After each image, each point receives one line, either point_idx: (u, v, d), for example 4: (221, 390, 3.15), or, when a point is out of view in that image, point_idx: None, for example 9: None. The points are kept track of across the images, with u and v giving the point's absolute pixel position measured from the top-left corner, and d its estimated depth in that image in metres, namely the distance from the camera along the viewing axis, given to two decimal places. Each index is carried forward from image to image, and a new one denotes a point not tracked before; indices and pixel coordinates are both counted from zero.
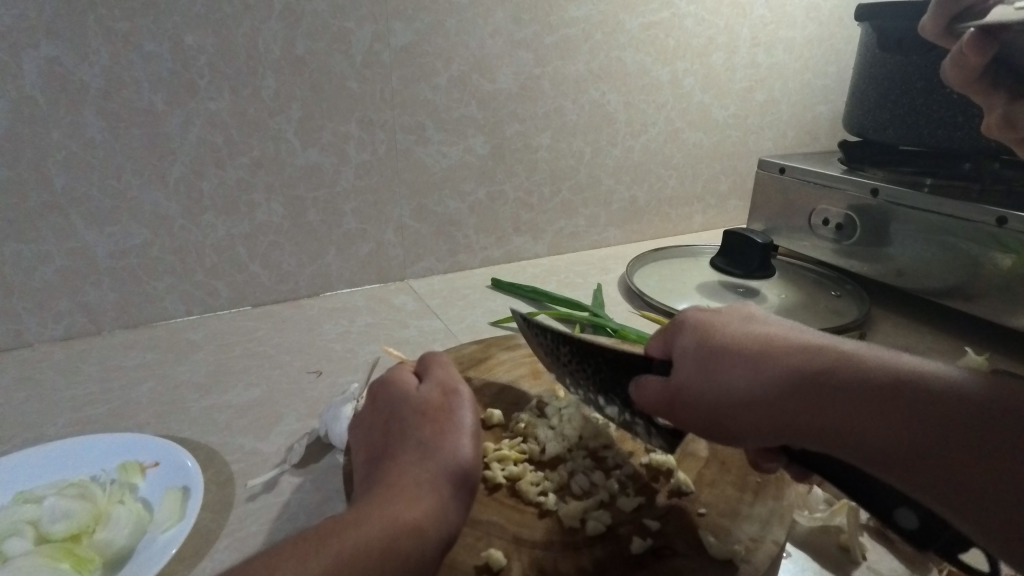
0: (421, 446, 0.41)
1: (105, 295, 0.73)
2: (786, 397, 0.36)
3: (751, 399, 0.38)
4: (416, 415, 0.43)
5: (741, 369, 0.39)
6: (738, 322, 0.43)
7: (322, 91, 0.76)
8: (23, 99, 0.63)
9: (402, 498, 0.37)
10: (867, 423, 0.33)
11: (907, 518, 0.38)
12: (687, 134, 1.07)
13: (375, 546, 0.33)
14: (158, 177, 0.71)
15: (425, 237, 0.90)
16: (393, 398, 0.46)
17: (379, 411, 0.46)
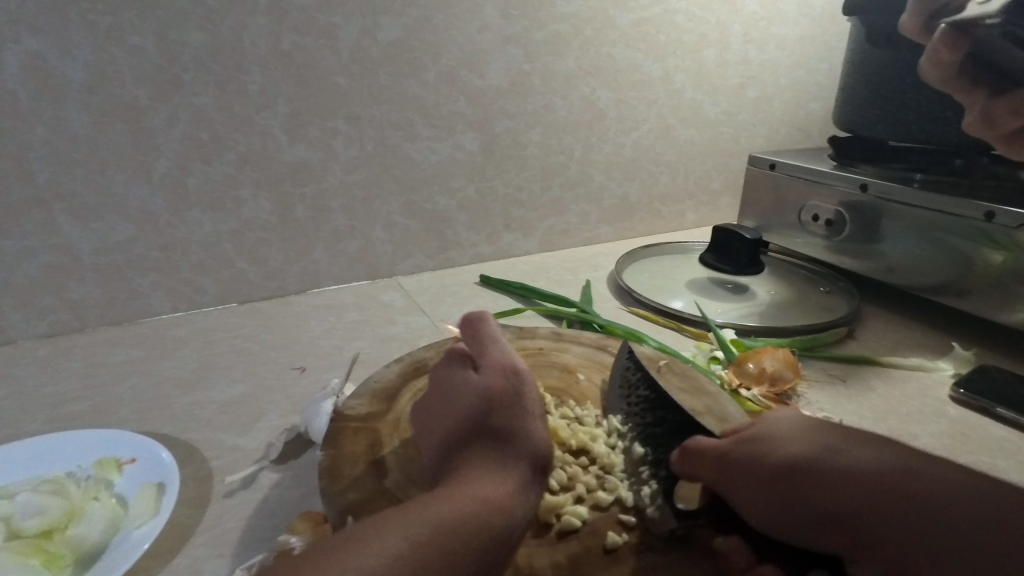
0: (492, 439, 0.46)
1: (89, 292, 0.72)
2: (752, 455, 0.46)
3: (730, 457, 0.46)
4: (488, 402, 0.47)
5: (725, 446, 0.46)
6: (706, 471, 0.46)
7: (308, 86, 0.75)
8: (5, 94, 0.62)
9: (485, 484, 0.43)
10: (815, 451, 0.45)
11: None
12: (679, 130, 1.06)
13: (477, 525, 0.39)
14: (143, 173, 0.70)
15: (414, 233, 0.89)
16: (457, 386, 0.48)
17: (439, 394, 0.48)
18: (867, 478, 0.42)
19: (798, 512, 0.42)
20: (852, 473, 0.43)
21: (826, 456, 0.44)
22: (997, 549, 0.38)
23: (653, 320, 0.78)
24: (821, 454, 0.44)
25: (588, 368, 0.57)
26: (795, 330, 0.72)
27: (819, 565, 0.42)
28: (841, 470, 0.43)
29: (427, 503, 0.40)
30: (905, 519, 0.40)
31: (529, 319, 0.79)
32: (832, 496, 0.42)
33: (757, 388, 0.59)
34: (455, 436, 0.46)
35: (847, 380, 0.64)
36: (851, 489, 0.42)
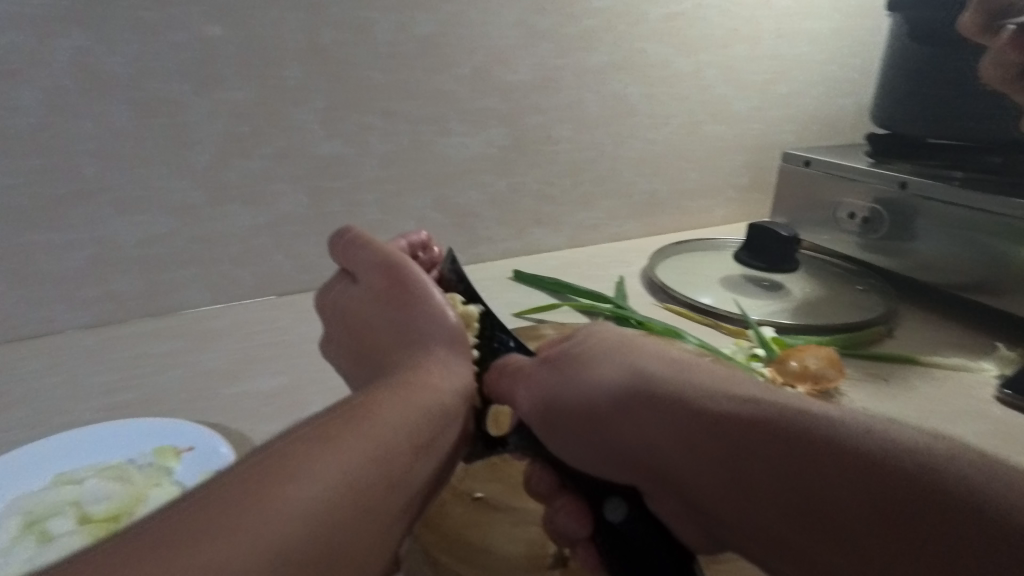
0: (399, 322, 0.54)
1: (132, 283, 0.73)
2: (564, 382, 0.48)
3: (547, 384, 0.49)
4: (370, 297, 0.57)
5: (546, 372, 0.49)
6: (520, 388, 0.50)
7: (345, 81, 0.75)
8: (55, 88, 0.63)
9: (407, 389, 0.45)
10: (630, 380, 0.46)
11: (614, 512, 0.45)
12: (708, 126, 1.06)
13: (410, 419, 0.42)
14: (185, 167, 0.71)
15: (447, 228, 0.90)
16: (343, 303, 0.59)
17: (343, 318, 0.58)
18: (654, 406, 0.44)
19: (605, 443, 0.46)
20: (667, 425, 0.43)
21: (637, 406, 0.45)
22: (811, 497, 0.37)
23: (687, 317, 0.77)
24: (643, 402, 0.44)
25: None
26: (832, 328, 0.72)
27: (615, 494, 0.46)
28: (659, 421, 0.43)
29: (359, 412, 0.41)
30: (717, 470, 0.40)
31: (564, 314, 0.79)
32: (637, 431, 0.44)
33: (801, 386, 0.58)
34: (380, 339, 0.55)
35: (888, 380, 0.64)
36: (656, 425, 0.43)
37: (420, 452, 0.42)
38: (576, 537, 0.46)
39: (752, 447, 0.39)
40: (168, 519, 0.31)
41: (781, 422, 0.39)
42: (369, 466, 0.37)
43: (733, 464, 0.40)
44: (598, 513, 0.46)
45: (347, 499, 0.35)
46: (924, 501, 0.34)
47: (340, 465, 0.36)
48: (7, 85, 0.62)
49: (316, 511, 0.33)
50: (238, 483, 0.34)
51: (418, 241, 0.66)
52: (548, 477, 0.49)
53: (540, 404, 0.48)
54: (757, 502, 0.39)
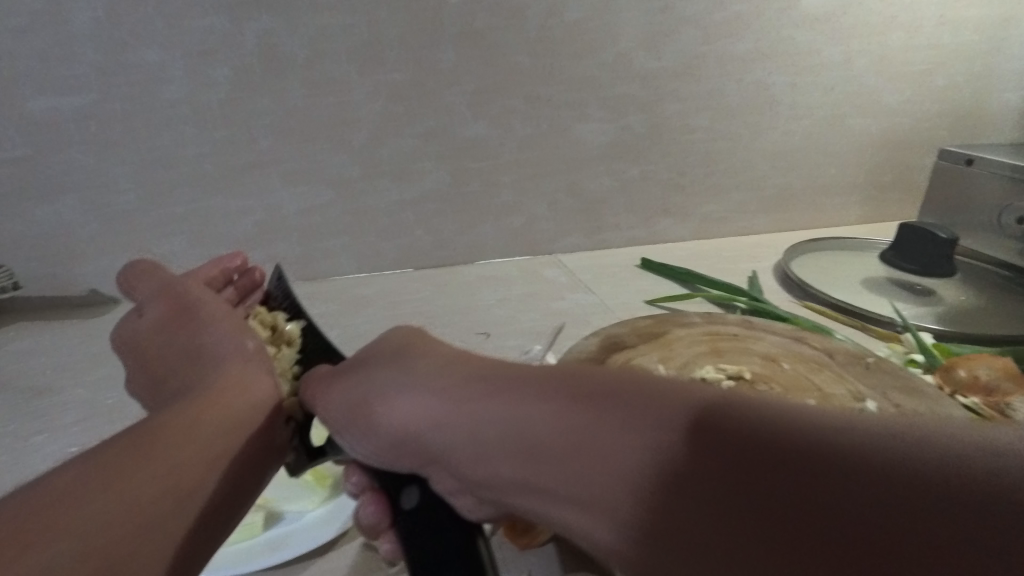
0: (221, 343, 0.52)
1: (291, 249, 0.80)
2: (465, 383, 0.42)
3: (423, 388, 0.43)
4: (166, 320, 0.57)
5: (404, 377, 0.45)
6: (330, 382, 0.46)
7: (494, 64, 0.78)
8: (243, 67, 0.70)
9: (236, 389, 0.46)
10: (480, 385, 0.41)
11: (409, 498, 0.42)
12: (852, 119, 1.00)
13: (217, 442, 0.41)
14: (345, 143, 0.76)
15: (576, 213, 0.91)
16: (141, 329, 0.57)
17: (139, 351, 0.56)
18: (505, 411, 0.38)
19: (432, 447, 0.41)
20: (511, 420, 0.38)
21: (454, 401, 0.41)
22: (618, 482, 0.32)
23: (831, 317, 0.75)
24: (488, 395, 0.40)
25: (790, 357, 0.51)
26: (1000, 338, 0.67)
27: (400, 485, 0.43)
28: (484, 415, 0.39)
29: (199, 417, 0.42)
30: (547, 460, 0.35)
31: (697, 305, 0.79)
32: (478, 428, 0.39)
33: (972, 397, 0.55)
34: (170, 360, 0.54)
35: None
36: (490, 419, 0.39)
37: (245, 468, 0.43)
38: (378, 528, 0.43)
39: (581, 431, 0.35)
40: (39, 490, 0.34)
41: (607, 404, 0.35)
42: (189, 476, 0.39)
43: (553, 453, 0.35)
44: (394, 500, 0.43)
45: (158, 505, 0.36)
46: (902, 488, 0.26)
47: (162, 476, 0.37)
48: (204, 63, 0.68)
49: (149, 504, 0.36)
50: (112, 464, 0.36)
51: (238, 265, 0.66)
52: (370, 476, 0.45)
53: (362, 397, 0.44)
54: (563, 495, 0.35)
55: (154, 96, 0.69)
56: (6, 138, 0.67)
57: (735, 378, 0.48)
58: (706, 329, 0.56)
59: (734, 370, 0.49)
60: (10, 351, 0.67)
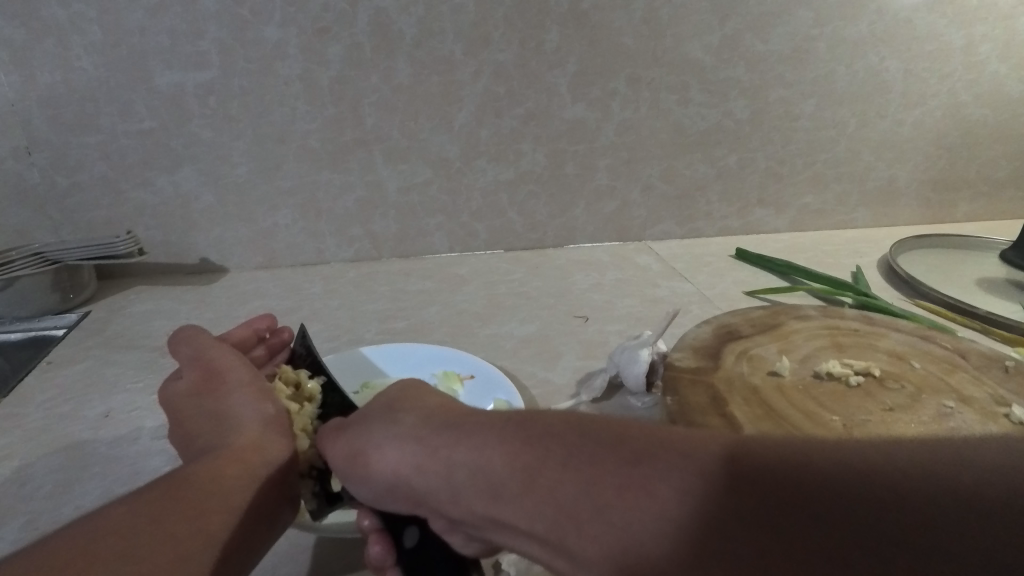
0: (243, 409, 0.44)
1: (389, 226, 0.82)
2: (436, 431, 0.33)
3: (400, 435, 0.34)
4: (184, 383, 0.47)
5: (381, 429, 0.35)
6: (338, 434, 0.38)
7: (598, 46, 0.76)
8: (354, 45, 0.71)
9: (249, 437, 0.41)
10: (450, 432, 0.32)
11: (410, 537, 0.35)
12: (969, 109, 0.93)
13: (229, 495, 0.36)
14: (446, 122, 0.77)
15: (669, 200, 0.89)
16: (165, 396, 0.48)
17: (171, 413, 0.47)
18: (471, 468, 0.30)
19: (412, 494, 0.33)
20: (463, 463, 0.30)
21: (410, 439, 0.33)
22: (568, 517, 0.27)
23: (946, 315, 0.70)
24: (436, 431, 0.33)
25: (920, 356, 0.49)
26: None
27: (403, 526, 0.36)
28: (439, 456, 0.31)
29: (218, 466, 0.38)
30: (509, 499, 0.29)
31: (799, 298, 0.76)
32: (448, 483, 0.31)
33: None
34: (192, 433, 0.44)
35: None
36: (460, 475, 0.30)
37: (262, 520, 0.37)
38: (385, 570, 0.36)
39: (535, 469, 0.28)
40: (57, 547, 0.31)
41: (559, 438, 0.28)
42: (210, 525, 0.34)
43: (513, 492, 0.28)
44: (396, 540, 0.35)
45: (179, 559, 0.32)
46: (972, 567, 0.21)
47: (182, 528, 0.33)
48: (318, 41, 0.70)
49: (169, 557, 0.32)
50: (128, 521, 0.33)
51: (267, 324, 0.56)
52: (376, 517, 0.37)
53: (355, 447, 0.36)
54: (521, 530, 0.29)
55: (271, 74, 0.71)
56: (136, 112, 0.71)
57: (863, 376, 0.46)
58: (826, 323, 0.54)
59: (862, 366, 0.47)
60: (134, 312, 0.71)
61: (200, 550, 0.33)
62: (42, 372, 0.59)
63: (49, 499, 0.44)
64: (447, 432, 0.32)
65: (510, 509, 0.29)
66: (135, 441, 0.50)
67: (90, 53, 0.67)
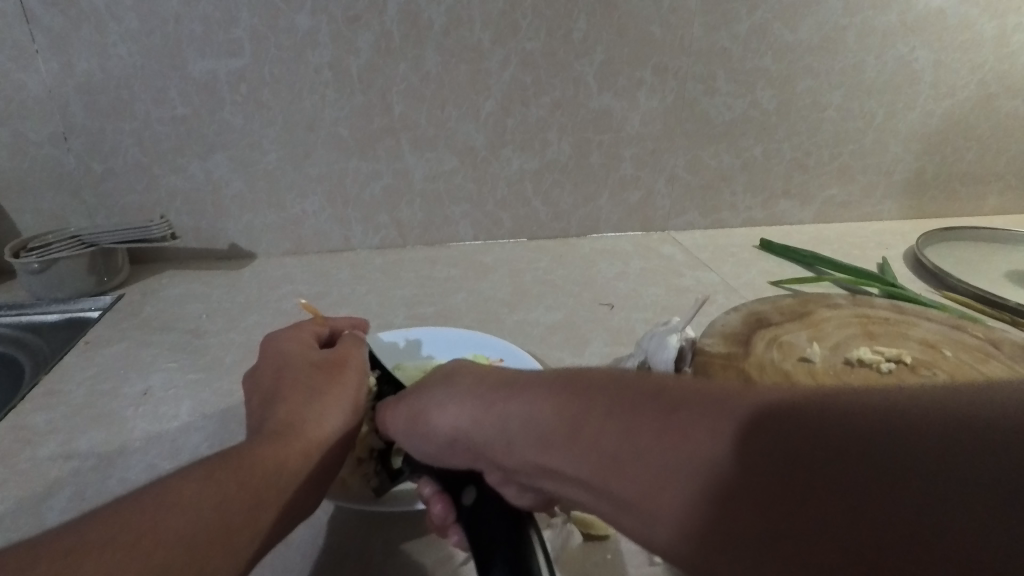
0: (334, 395, 0.43)
1: (415, 214, 0.83)
2: (490, 388, 0.33)
3: (455, 393, 0.35)
4: (307, 344, 0.49)
5: (438, 390, 0.36)
6: (400, 400, 0.39)
7: (625, 35, 0.76)
8: (384, 34, 0.72)
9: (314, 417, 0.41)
10: (503, 388, 0.32)
11: (468, 497, 0.36)
12: (1001, 101, 0.91)
13: (281, 484, 0.37)
14: (473, 111, 0.77)
15: (694, 190, 0.89)
16: (288, 346, 0.48)
17: (274, 361, 0.47)
18: (521, 420, 0.30)
19: (468, 451, 0.34)
20: (515, 414, 0.30)
21: (465, 396, 0.34)
22: (608, 462, 0.26)
23: (975, 308, 0.70)
24: (492, 387, 0.33)
25: (952, 345, 0.49)
26: None
27: (461, 485, 0.36)
28: (493, 409, 0.32)
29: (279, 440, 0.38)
30: (554, 447, 0.28)
31: (825, 290, 0.76)
32: (501, 436, 0.31)
33: None
34: (276, 378, 0.45)
35: None
36: (511, 428, 0.31)
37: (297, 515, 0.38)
38: (446, 528, 0.38)
39: (579, 418, 0.28)
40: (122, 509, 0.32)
41: (605, 390, 0.28)
42: (256, 503, 0.35)
43: (558, 440, 0.28)
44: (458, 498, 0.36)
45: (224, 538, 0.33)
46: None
47: (234, 500, 0.34)
48: (349, 30, 0.71)
49: (213, 531, 0.33)
50: (192, 494, 0.34)
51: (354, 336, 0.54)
52: (433, 479, 0.38)
53: (415, 409, 0.37)
54: (567, 479, 0.28)
55: (302, 61, 0.72)
56: (170, 99, 0.72)
57: (895, 363, 0.46)
58: (856, 311, 0.53)
59: (894, 353, 0.47)
60: (167, 296, 0.73)
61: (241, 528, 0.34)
62: (80, 352, 0.61)
63: (94, 472, 0.45)
64: (501, 387, 0.32)
65: (554, 457, 0.28)
66: (175, 418, 0.51)
67: (125, 40, 0.69)
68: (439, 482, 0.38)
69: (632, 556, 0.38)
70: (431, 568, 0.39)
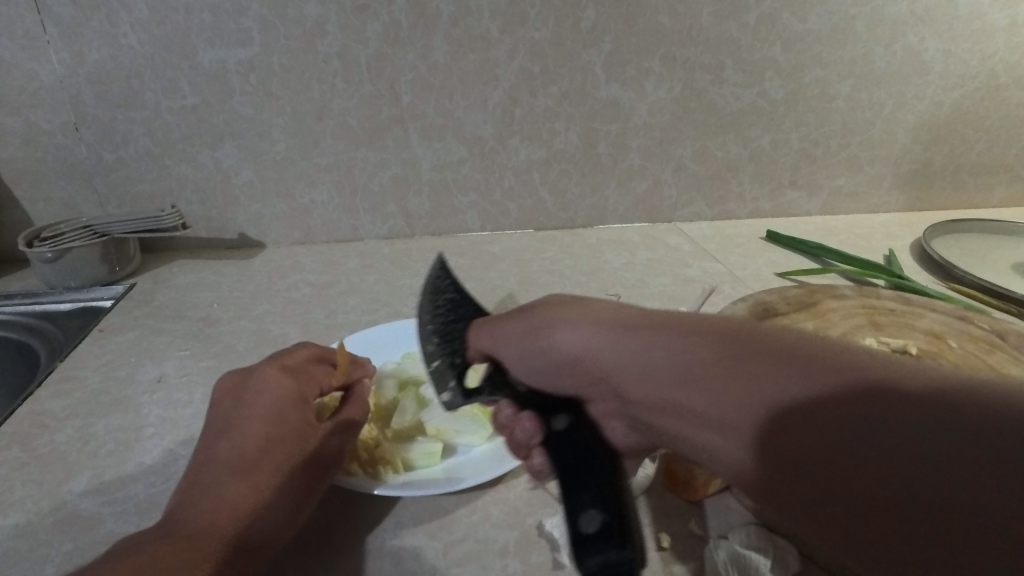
0: (290, 498, 0.38)
1: (423, 203, 0.83)
2: (634, 322, 0.36)
3: (593, 323, 0.37)
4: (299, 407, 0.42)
5: (574, 315, 0.38)
6: (519, 316, 0.41)
7: (633, 24, 0.76)
8: (392, 23, 0.72)
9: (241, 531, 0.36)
10: (649, 325, 0.35)
11: (560, 422, 0.37)
12: (1010, 91, 0.91)
13: None
14: (481, 101, 0.78)
15: (700, 181, 0.89)
16: (284, 399, 0.42)
17: (262, 410, 0.41)
18: (664, 354, 0.33)
19: (587, 376, 0.37)
20: (658, 348, 0.33)
21: (602, 325, 0.37)
22: (740, 400, 0.29)
23: (980, 299, 0.70)
24: (635, 323, 0.35)
25: (957, 335, 0.50)
26: None
27: (558, 408, 0.38)
28: (633, 339, 0.34)
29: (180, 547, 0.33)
30: (689, 385, 0.31)
31: (831, 280, 0.76)
32: (632, 364, 0.34)
33: None
34: (250, 449, 0.39)
35: None
36: (646, 360, 0.34)
37: None
38: (530, 447, 0.40)
39: (722, 359, 0.30)
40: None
41: (751, 340, 0.30)
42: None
43: (695, 377, 0.31)
44: (545, 423, 0.38)
45: None
46: None
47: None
48: (358, 19, 0.71)
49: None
50: None
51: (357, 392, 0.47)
52: (519, 402, 0.40)
53: (537, 325, 0.39)
54: (692, 417, 0.31)
55: (311, 51, 0.72)
56: (179, 89, 0.72)
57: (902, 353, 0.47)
58: (862, 302, 0.54)
59: (899, 344, 0.47)
60: (178, 284, 0.74)
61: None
62: (94, 339, 0.62)
63: (111, 456, 0.46)
64: (647, 324, 0.35)
65: (677, 396, 0.32)
66: (188, 404, 0.52)
67: (136, 30, 0.69)
68: (533, 404, 0.39)
69: (639, 541, 0.39)
70: (441, 551, 0.39)
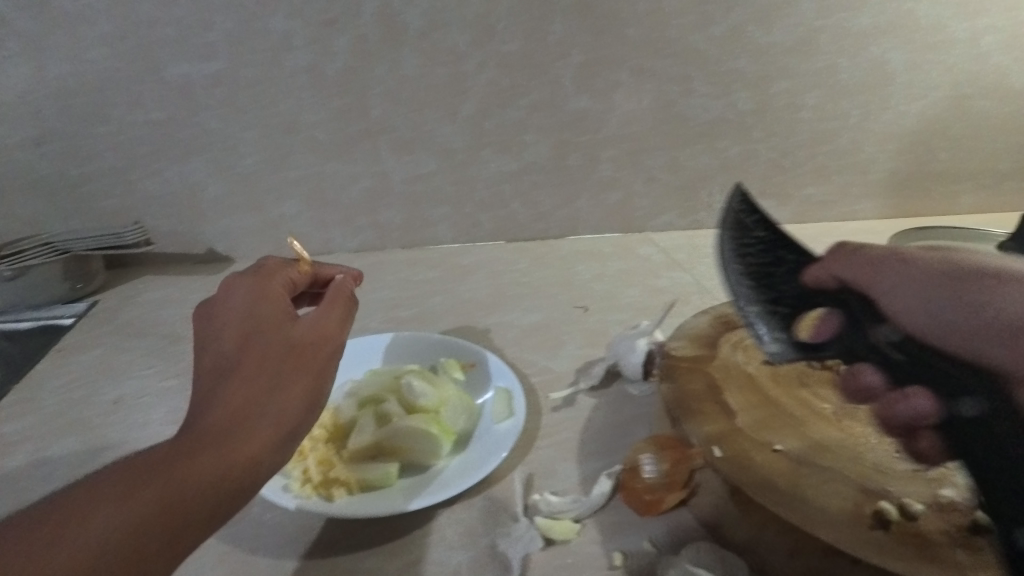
0: (278, 373, 0.35)
1: (394, 216, 0.83)
2: (895, 266, 0.40)
3: (925, 273, 0.39)
4: (270, 298, 0.40)
5: (858, 267, 0.41)
6: (894, 265, 0.40)
7: (601, 38, 0.77)
8: (359, 37, 0.71)
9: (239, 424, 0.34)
10: (933, 280, 0.39)
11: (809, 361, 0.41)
12: (975, 101, 0.92)
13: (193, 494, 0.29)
14: (451, 114, 0.78)
15: (671, 191, 0.90)
16: (248, 296, 0.39)
17: (226, 311, 0.38)
18: (917, 291, 0.39)
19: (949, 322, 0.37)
20: (908, 283, 0.39)
21: (861, 265, 0.41)
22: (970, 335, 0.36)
23: None
24: (901, 264, 0.40)
25: None
26: None
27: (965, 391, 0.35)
28: (891, 277, 0.40)
29: (176, 451, 0.30)
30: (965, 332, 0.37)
31: None
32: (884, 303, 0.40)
33: None
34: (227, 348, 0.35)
35: None
36: (926, 308, 0.38)
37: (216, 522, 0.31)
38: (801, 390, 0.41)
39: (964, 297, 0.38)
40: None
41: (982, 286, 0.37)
42: (144, 529, 0.28)
43: (948, 311, 0.38)
44: (949, 405, 0.35)
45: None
46: None
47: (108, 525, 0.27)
48: (324, 33, 0.71)
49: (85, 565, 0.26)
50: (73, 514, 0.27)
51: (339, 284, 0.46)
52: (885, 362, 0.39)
53: (867, 272, 0.40)
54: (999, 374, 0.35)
55: (277, 65, 0.72)
56: (144, 103, 0.72)
57: None
58: None
59: None
60: (145, 300, 0.73)
61: (116, 569, 0.27)
62: (56, 358, 0.61)
63: (65, 479, 0.46)
64: (921, 273, 0.39)
65: (947, 320, 0.37)
66: (147, 424, 0.51)
67: (97, 45, 0.68)
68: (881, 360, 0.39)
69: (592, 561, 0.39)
70: None
